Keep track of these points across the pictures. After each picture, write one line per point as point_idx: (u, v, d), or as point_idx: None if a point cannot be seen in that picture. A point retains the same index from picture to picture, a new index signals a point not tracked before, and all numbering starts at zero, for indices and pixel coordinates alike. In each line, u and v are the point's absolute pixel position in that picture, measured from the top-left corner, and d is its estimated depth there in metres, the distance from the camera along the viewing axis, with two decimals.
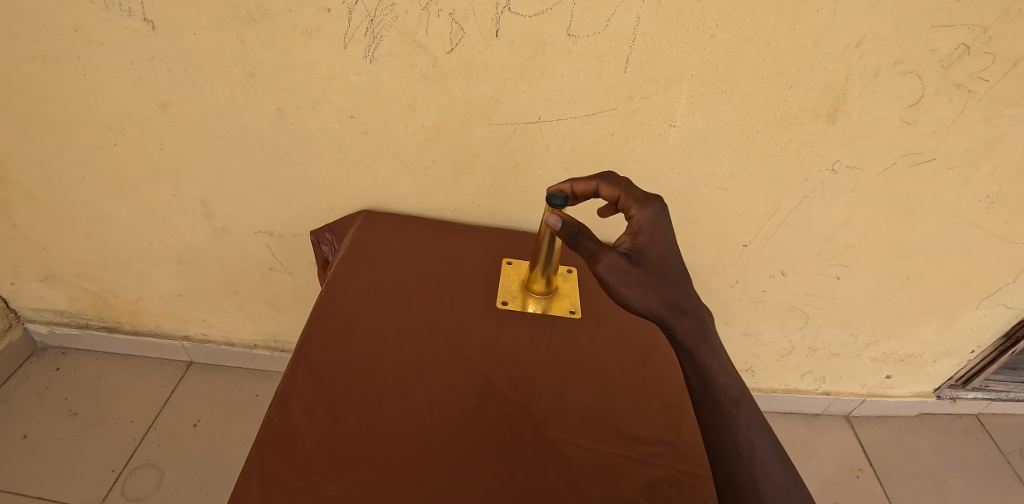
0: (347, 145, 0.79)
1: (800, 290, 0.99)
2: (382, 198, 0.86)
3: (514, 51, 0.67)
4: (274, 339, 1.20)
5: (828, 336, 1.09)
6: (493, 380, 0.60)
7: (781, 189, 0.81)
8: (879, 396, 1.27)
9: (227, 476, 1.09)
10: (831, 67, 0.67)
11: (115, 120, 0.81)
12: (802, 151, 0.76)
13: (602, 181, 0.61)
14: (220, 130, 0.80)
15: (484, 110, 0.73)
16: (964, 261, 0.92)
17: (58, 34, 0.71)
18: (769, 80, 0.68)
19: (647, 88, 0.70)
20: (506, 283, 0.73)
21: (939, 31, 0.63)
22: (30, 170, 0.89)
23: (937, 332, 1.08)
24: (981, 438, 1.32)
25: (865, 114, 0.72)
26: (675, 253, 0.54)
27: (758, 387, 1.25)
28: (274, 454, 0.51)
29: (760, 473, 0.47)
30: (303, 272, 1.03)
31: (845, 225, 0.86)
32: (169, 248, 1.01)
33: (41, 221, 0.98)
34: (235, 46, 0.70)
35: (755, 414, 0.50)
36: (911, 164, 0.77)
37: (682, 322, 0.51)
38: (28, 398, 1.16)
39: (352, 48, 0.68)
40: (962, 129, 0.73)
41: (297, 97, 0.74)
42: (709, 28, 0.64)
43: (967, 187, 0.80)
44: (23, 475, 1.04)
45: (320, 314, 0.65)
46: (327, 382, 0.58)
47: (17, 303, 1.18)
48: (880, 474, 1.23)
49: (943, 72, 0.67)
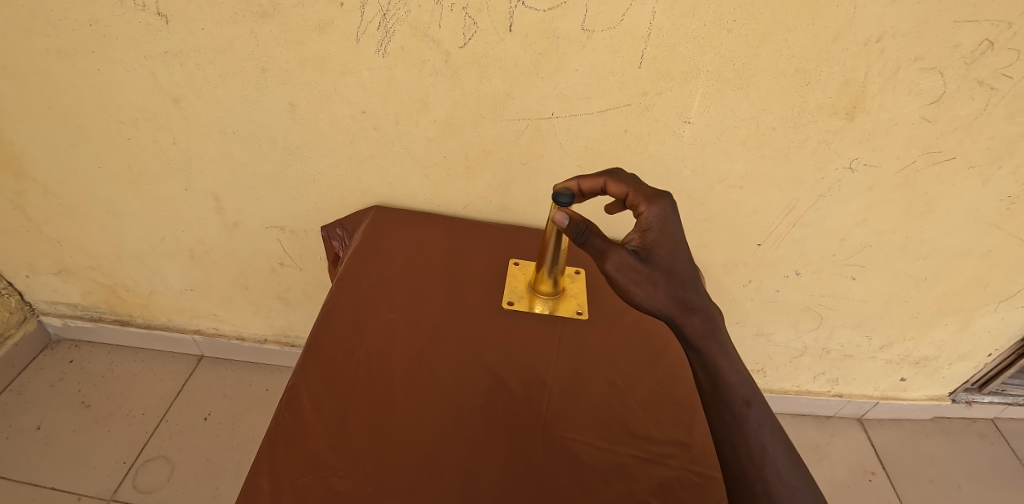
0: (358, 141, 0.79)
1: (814, 291, 0.97)
2: (393, 193, 0.86)
3: (527, 46, 0.66)
4: (284, 334, 1.21)
5: (841, 338, 1.08)
6: (502, 378, 0.59)
7: (797, 187, 0.80)
8: (892, 399, 1.25)
9: (237, 470, 1.09)
10: (851, 63, 0.65)
11: (129, 114, 0.81)
12: (819, 149, 0.75)
13: (610, 179, 0.60)
14: (232, 125, 0.80)
15: (496, 105, 0.72)
16: (983, 262, 0.90)
17: (73, 28, 0.71)
18: (786, 76, 0.67)
19: (661, 84, 0.69)
20: (512, 283, 0.72)
21: (962, 26, 0.62)
22: (45, 164, 0.90)
23: (954, 334, 1.06)
24: (996, 443, 1.29)
25: (884, 112, 0.70)
26: (684, 250, 0.53)
27: (769, 388, 1.24)
28: (285, 447, 0.52)
29: (772, 475, 0.47)
30: (313, 267, 1.03)
31: (862, 225, 0.85)
32: (181, 242, 1.02)
33: (55, 215, 0.99)
34: (248, 41, 0.70)
35: (767, 415, 0.49)
36: (930, 162, 0.75)
37: (692, 321, 0.50)
38: (42, 390, 1.18)
39: (364, 42, 0.68)
40: (985, 127, 0.71)
41: (308, 92, 0.74)
42: (726, 23, 0.63)
43: (988, 187, 0.78)
44: (37, 465, 1.05)
45: (331, 310, 0.65)
46: (337, 378, 0.58)
47: (32, 296, 1.20)
48: (893, 477, 1.21)
49: (966, 69, 0.66)
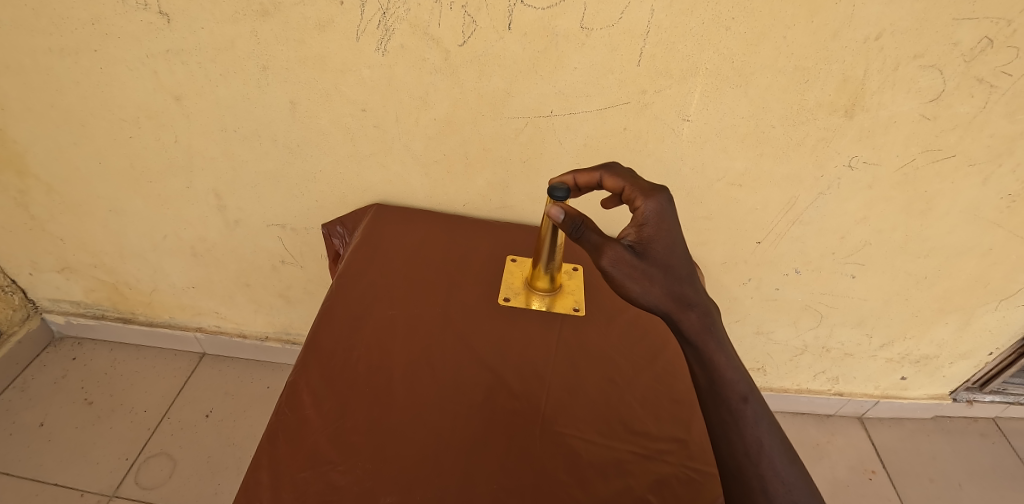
0: (358, 138, 0.80)
1: (814, 289, 0.97)
2: (393, 191, 0.86)
3: (526, 43, 0.66)
4: (285, 331, 1.21)
5: (842, 336, 1.08)
6: (502, 374, 0.60)
7: (797, 185, 0.80)
8: (893, 397, 1.25)
9: (239, 467, 1.10)
10: (850, 60, 0.66)
11: (131, 113, 0.82)
12: (818, 147, 0.75)
13: (606, 173, 0.60)
14: (233, 123, 0.81)
15: (496, 103, 0.73)
16: (983, 260, 0.90)
17: (75, 27, 0.72)
18: (785, 73, 0.67)
19: (660, 82, 0.69)
20: (509, 279, 0.72)
21: (961, 24, 0.62)
22: (48, 162, 0.91)
23: (954, 332, 1.06)
24: (997, 442, 1.29)
25: (884, 109, 0.70)
26: (680, 245, 0.53)
27: (769, 387, 1.24)
28: (285, 443, 0.52)
29: (769, 471, 0.47)
30: (314, 265, 1.04)
31: (861, 223, 0.85)
32: (183, 240, 1.02)
33: (58, 213, 1.00)
34: (249, 39, 0.70)
35: (763, 411, 0.49)
36: (930, 160, 0.75)
37: (688, 317, 0.51)
38: (45, 387, 1.19)
39: (364, 41, 0.68)
40: (985, 125, 0.71)
41: (308, 90, 0.75)
42: (724, 21, 0.63)
43: (988, 185, 0.78)
44: (40, 461, 1.06)
45: (331, 307, 0.66)
46: (337, 374, 0.58)
47: (35, 294, 1.20)
48: (894, 476, 1.21)
49: (965, 66, 0.66)
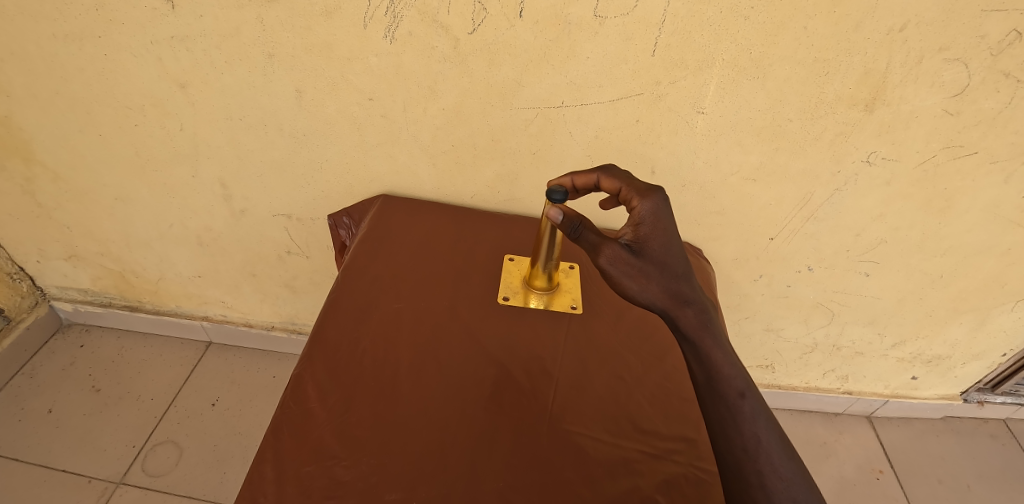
0: (365, 128, 0.78)
1: (826, 287, 0.96)
2: (400, 182, 0.85)
3: (538, 32, 0.65)
4: (291, 321, 1.21)
5: (853, 334, 1.06)
6: (507, 370, 0.59)
7: (812, 181, 0.78)
8: (902, 397, 1.24)
9: (245, 454, 1.10)
10: (871, 52, 0.63)
11: (136, 100, 0.81)
12: (836, 141, 0.73)
13: (603, 175, 0.58)
14: (239, 113, 0.80)
15: (507, 93, 0.71)
16: (1001, 260, 0.88)
17: (79, 13, 0.71)
18: (804, 65, 0.65)
19: (675, 72, 0.67)
20: (507, 278, 0.70)
21: (989, 16, 0.60)
22: (54, 151, 0.91)
23: (969, 332, 1.04)
24: (1008, 444, 1.27)
25: (905, 103, 0.68)
26: (677, 243, 0.52)
27: (778, 384, 1.23)
28: (288, 437, 0.51)
29: (767, 467, 0.46)
30: (320, 255, 1.03)
31: (878, 220, 0.83)
32: (190, 230, 1.02)
33: (64, 200, 1.00)
34: (254, 25, 0.69)
35: (761, 407, 0.48)
36: (951, 157, 0.73)
37: (686, 313, 0.50)
38: (53, 373, 1.19)
39: (371, 28, 0.67)
40: (1009, 121, 0.69)
41: (315, 78, 0.73)
42: (743, 10, 0.61)
43: (1010, 183, 0.76)
44: (49, 448, 1.07)
45: (336, 300, 0.65)
46: (342, 368, 0.57)
47: (43, 282, 1.21)
48: (901, 476, 1.20)
49: (992, 60, 0.63)
